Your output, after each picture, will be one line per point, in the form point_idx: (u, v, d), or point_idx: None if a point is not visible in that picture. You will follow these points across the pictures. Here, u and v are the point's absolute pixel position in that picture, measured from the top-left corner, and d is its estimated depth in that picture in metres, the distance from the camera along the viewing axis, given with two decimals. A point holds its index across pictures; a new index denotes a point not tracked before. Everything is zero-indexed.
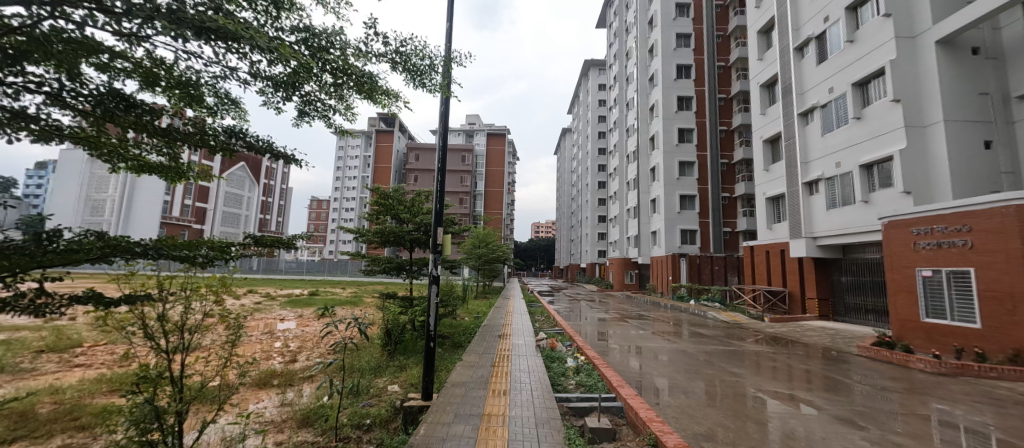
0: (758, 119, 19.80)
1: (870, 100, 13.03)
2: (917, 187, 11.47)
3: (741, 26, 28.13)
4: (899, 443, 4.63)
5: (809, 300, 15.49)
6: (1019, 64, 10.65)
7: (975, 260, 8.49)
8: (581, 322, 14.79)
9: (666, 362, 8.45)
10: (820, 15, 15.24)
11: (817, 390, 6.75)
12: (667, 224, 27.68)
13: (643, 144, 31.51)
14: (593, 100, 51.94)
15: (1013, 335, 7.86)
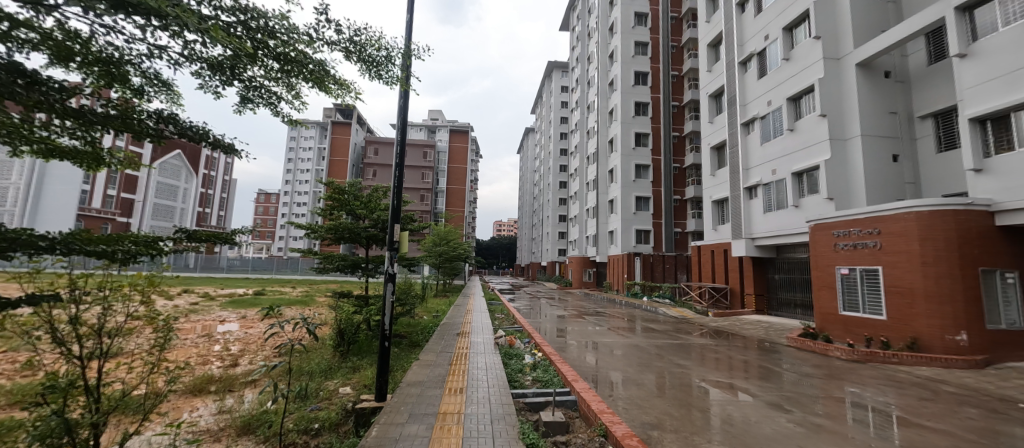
0: (706, 127, 21.09)
1: (802, 114, 14.29)
2: (839, 194, 12.75)
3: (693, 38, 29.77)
4: (819, 423, 5.14)
5: (747, 296, 16.74)
6: (921, 88, 12.17)
7: (883, 259, 9.61)
8: (540, 319, 15.03)
9: (620, 356, 8.81)
10: (761, 33, 16.49)
11: (753, 378, 7.34)
12: (623, 224, 28.77)
13: (603, 146, 32.58)
14: (555, 101, 52.71)
15: (911, 326, 8.95)
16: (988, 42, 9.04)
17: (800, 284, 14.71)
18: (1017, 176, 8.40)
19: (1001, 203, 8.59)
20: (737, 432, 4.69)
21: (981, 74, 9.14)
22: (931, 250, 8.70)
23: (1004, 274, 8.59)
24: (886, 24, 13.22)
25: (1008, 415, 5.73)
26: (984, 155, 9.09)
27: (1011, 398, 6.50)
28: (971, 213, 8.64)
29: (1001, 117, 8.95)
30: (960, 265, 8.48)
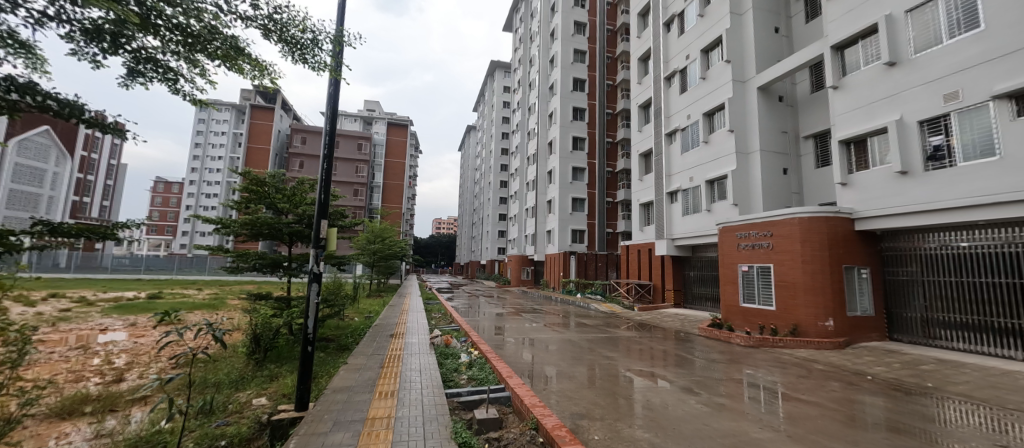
0: (636, 135, 22.62)
1: (715, 128, 15.94)
2: (742, 201, 14.45)
3: (626, 51, 31.74)
4: (722, 402, 5.79)
5: (667, 291, 18.28)
6: (806, 113, 14.24)
7: (775, 258, 11.11)
8: (478, 317, 15.00)
9: (554, 351, 9.12)
10: (683, 53, 18.09)
11: (670, 366, 8.03)
12: (560, 224, 29.78)
13: (542, 148, 33.44)
14: (497, 101, 52.81)
15: (794, 315, 10.47)
16: (854, 78, 10.85)
17: (711, 279, 16.39)
18: (871, 190, 10.18)
19: (860, 212, 10.37)
20: (655, 416, 5.10)
21: (848, 104, 10.95)
22: (809, 251, 10.24)
23: (860, 270, 10.34)
24: (781, 55, 15.23)
25: (862, 386, 6.91)
26: (848, 172, 10.90)
27: (864, 372, 7.86)
28: (838, 219, 10.30)
29: (862, 140, 10.79)
30: (830, 263, 10.07)
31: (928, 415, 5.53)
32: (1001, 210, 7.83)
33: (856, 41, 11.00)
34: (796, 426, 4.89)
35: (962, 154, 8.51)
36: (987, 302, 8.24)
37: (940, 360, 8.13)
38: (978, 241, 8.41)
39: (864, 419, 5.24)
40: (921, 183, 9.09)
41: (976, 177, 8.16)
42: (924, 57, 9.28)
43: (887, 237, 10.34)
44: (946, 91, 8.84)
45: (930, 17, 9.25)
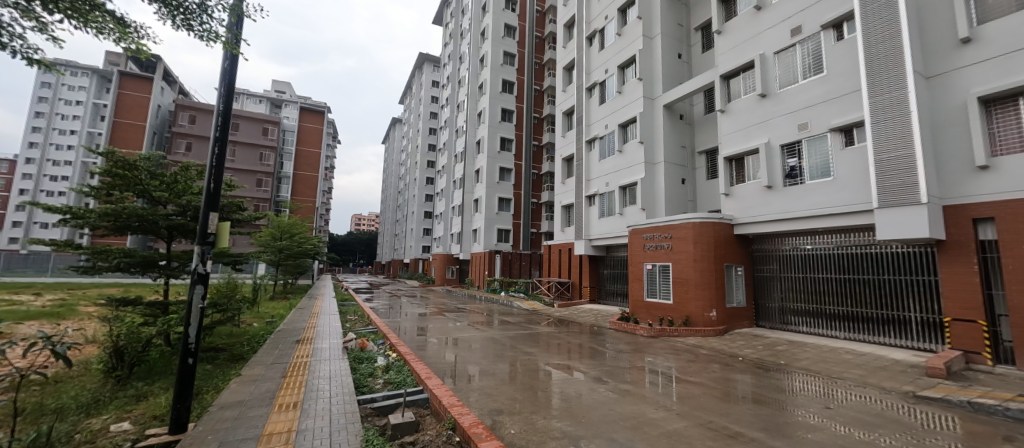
0: (559, 140, 23.67)
1: (628, 139, 17.37)
2: (649, 206, 15.98)
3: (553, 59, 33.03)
4: (627, 389, 6.34)
5: (584, 288, 19.48)
6: (701, 131, 16.20)
7: (673, 257, 12.48)
8: (399, 318, 14.41)
9: (477, 349, 9.14)
10: (603, 67, 19.42)
11: (585, 358, 8.58)
12: (486, 223, 29.85)
13: (470, 147, 33.33)
14: (425, 95, 51.22)
15: (686, 308, 11.87)
16: (737, 104, 12.61)
17: (622, 277, 17.82)
18: (746, 201, 11.94)
19: (739, 219, 12.09)
20: (567, 405, 5.38)
21: (732, 126, 12.69)
22: (699, 251, 11.69)
23: (737, 268, 12.11)
24: (682, 79, 17.14)
25: (737, 367, 8.08)
26: (730, 184, 12.64)
27: (739, 354, 9.20)
28: (721, 224, 11.94)
29: (740, 159, 12.58)
30: (715, 262, 11.63)
31: (783, 388, 6.65)
32: (835, 220, 9.78)
33: (739, 73, 12.84)
34: (684, 405, 5.53)
35: (809, 174, 10.46)
36: (823, 293, 10.25)
37: (792, 341, 9.86)
38: (820, 244, 10.43)
39: (736, 394, 6.16)
40: (783, 197, 10.92)
41: (819, 193, 10.07)
42: (786, 92, 11.18)
43: (755, 241, 12.28)
44: (801, 121, 10.76)
45: (792, 60, 11.24)
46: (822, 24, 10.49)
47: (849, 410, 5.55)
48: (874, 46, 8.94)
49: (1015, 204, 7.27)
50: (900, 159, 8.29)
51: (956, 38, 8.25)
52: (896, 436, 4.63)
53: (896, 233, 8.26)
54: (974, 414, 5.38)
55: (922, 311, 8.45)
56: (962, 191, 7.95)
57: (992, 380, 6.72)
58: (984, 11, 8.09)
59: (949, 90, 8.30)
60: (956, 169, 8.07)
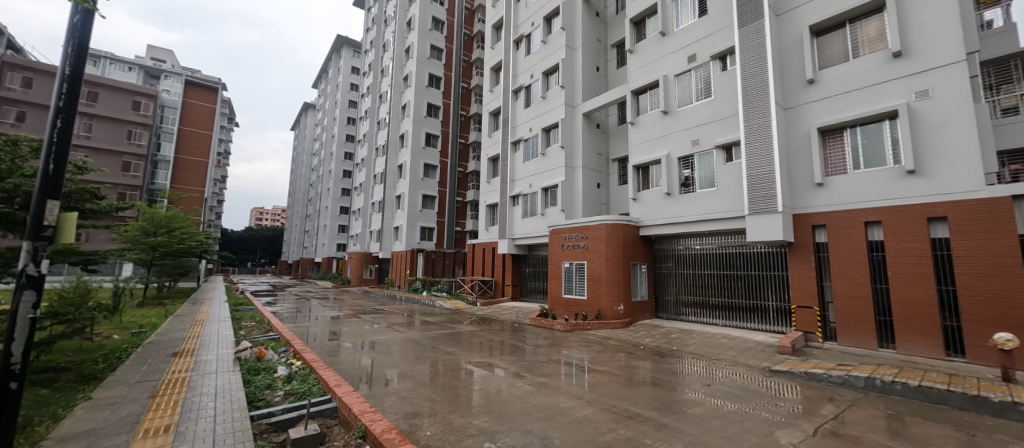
0: (486, 140, 23.72)
1: (551, 143, 18.07)
2: (568, 207, 16.82)
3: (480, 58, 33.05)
4: (543, 382, 6.56)
5: (507, 286, 19.77)
6: (614, 141, 17.48)
7: (588, 256, 13.32)
8: (308, 322, 13.14)
9: (395, 352, 8.73)
10: (528, 72, 19.93)
11: (505, 355, 8.71)
12: (408, 220, 28.62)
13: (392, 141, 31.74)
14: (344, 81, 47.59)
15: (598, 303, 12.71)
16: (644, 118, 13.83)
17: (543, 275, 18.49)
18: (649, 206, 13.18)
19: (644, 221, 13.26)
20: (486, 402, 5.38)
21: (639, 137, 13.90)
22: (611, 251, 12.63)
23: (641, 265, 13.31)
24: (599, 90, 18.34)
25: (640, 355, 8.88)
26: (637, 190, 13.83)
27: (641, 343, 10.14)
28: (629, 226, 13.03)
29: (646, 167, 13.85)
30: (623, 261, 12.65)
31: (676, 371, 7.47)
32: (718, 224, 11.28)
33: (647, 90, 14.09)
34: (594, 393, 5.90)
35: (699, 184, 11.93)
36: (708, 287, 11.73)
37: (684, 330, 11.14)
38: (706, 244, 11.94)
39: (638, 380, 6.76)
40: (679, 202, 12.29)
41: (707, 200, 11.52)
42: (684, 110, 12.57)
43: (656, 242, 13.62)
44: (694, 137, 12.23)
45: (689, 83, 12.70)
46: (712, 55, 12.03)
47: (725, 386, 6.43)
48: (749, 78, 10.52)
49: (839, 214, 9.18)
50: (765, 173, 9.91)
51: (805, 79, 10.09)
52: (757, 404, 5.49)
53: (761, 236, 9.81)
54: (809, 382, 6.62)
55: (778, 300, 10.18)
56: (807, 203, 9.75)
57: (821, 354, 8.36)
58: (824, 59, 10.02)
59: (801, 120, 10.11)
60: (802, 185, 9.87)
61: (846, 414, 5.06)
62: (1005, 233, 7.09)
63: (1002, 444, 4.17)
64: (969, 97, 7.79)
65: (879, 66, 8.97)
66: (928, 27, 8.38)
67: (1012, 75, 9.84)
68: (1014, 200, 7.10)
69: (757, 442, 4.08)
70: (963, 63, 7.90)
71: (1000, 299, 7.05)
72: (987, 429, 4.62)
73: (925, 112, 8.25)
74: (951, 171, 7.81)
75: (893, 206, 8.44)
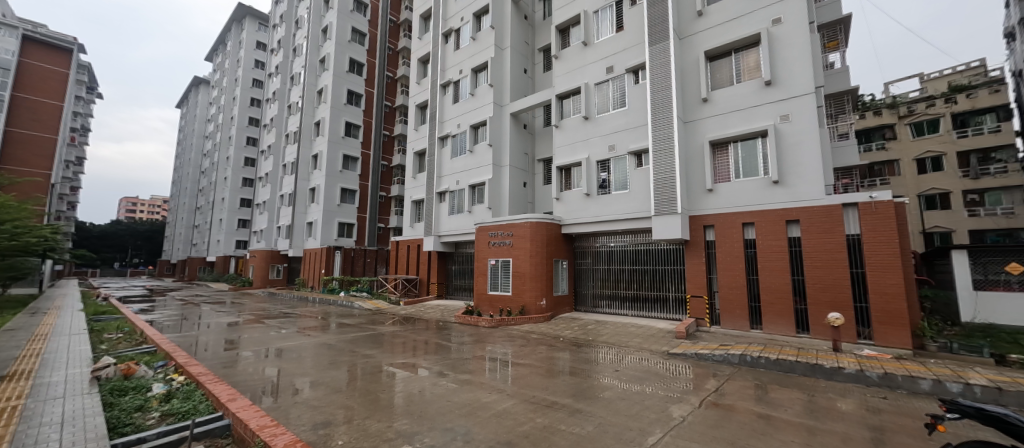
0: (412, 133, 22.81)
1: (479, 140, 18.05)
2: (495, 204, 16.92)
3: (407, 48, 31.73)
4: (467, 378, 6.53)
5: (432, 284, 19.12)
6: (540, 141, 18.02)
7: (513, 254, 13.60)
8: (197, 331, 11.41)
9: (306, 358, 8.00)
10: (457, 67, 19.64)
11: (429, 354, 8.51)
12: (324, 215, 26.35)
13: (305, 128, 28.95)
14: (246, 57, 42.13)
15: (522, 299, 13.04)
16: (567, 122, 14.47)
17: (469, 272, 18.38)
18: (571, 205, 13.85)
19: (566, 220, 13.89)
20: (407, 403, 5.20)
21: (563, 139, 14.51)
22: (535, 248, 13.05)
23: (562, 262, 13.94)
24: (527, 91, 18.77)
25: (560, 346, 9.31)
26: (560, 190, 14.43)
27: (560, 336, 10.64)
28: (552, 225, 13.55)
29: (568, 169, 14.49)
30: (546, 258, 13.14)
31: (590, 359, 7.98)
32: (631, 223, 12.27)
33: (571, 95, 14.76)
34: (516, 386, 6.03)
35: (615, 187, 12.86)
36: (621, 281, 12.69)
37: (599, 321, 11.93)
38: (619, 242, 12.92)
39: (557, 370, 7.07)
40: (597, 203, 13.12)
41: (621, 202, 12.47)
42: (603, 117, 13.43)
43: (576, 239, 14.37)
44: (611, 143, 13.13)
45: (607, 92, 13.59)
46: (628, 68, 12.99)
47: (632, 370, 7.05)
48: (657, 92, 11.61)
49: (724, 216, 10.61)
50: (667, 178, 11.05)
51: (700, 97, 11.45)
52: (657, 384, 6.12)
53: (664, 234, 10.91)
54: (698, 361, 7.57)
55: (676, 292, 11.41)
56: (700, 206, 11.08)
57: (709, 336, 9.60)
58: (715, 81, 11.46)
59: (697, 133, 11.45)
60: (697, 190, 11.20)
61: (724, 387, 5.90)
62: (836, 232, 8.91)
63: (832, 401, 5.20)
64: (816, 123, 9.57)
65: (756, 91, 10.53)
66: (789, 63, 10.08)
67: (845, 107, 12.26)
68: (843, 207, 8.93)
69: (655, 417, 4.55)
70: (813, 95, 9.66)
71: (833, 285, 8.81)
72: (822, 390, 5.72)
73: (786, 133, 9.93)
74: (803, 182, 9.52)
75: (762, 210, 10.02)
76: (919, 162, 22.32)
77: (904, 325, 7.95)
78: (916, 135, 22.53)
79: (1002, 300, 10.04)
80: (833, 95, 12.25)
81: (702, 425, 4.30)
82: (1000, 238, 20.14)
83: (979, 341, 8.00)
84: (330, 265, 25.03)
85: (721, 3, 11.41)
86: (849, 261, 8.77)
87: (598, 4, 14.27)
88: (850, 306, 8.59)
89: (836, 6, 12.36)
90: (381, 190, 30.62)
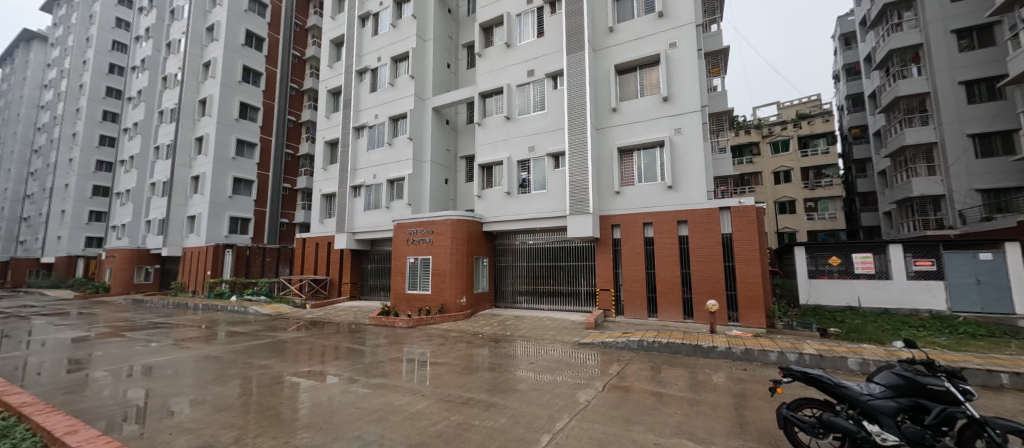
0: (322, 121, 20.98)
1: (398, 133, 17.33)
2: (415, 200, 16.41)
3: (317, 27, 29.04)
4: (380, 382, 6.26)
5: (344, 285, 17.87)
6: (463, 138, 17.93)
7: (432, 251, 13.34)
8: (27, 350, 9.15)
9: (184, 374, 6.93)
10: (375, 54, 18.57)
11: (338, 360, 7.96)
12: (211, 209, 22.95)
13: (185, 105, 24.82)
14: (104, 13, 34.53)
15: (441, 297, 12.85)
16: (489, 121, 14.61)
17: (386, 271, 17.55)
18: (492, 203, 14.01)
19: (486, 218, 14.02)
20: (311, 414, 4.82)
21: (485, 138, 14.60)
22: (455, 245, 12.97)
23: (483, 259, 14.05)
24: (450, 86, 18.51)
25: (479, 343, 9.39)
26: (482, 188, 14.52)
27: (480, 332, 10.75)
28: (473, 222, 13.57)
29: (490, 167, 14.65)
30: (466, 255, 13.13)
31: (508, 353, 8.22)
32: (547, 222, 12.86)
33: (493, 94, 14.92)
34: (432, 386, 5.98)
35: (534, 186, 13.36)
36: (538, 277, 13.24)
37: (518, 317, 12.33)
38: (537, 240, 13.43)
39: (475, 367, 7.15)
40: (517, 202, 13.48)
41: (540, 201, 12.99)
42: (525, 118, 13.85)
43: (497, 237, 14.57)
44: (531, 144, 13.60)
45: (528, 95, 14.02)
46: (547, 73, 13.56)
47: (545, 361, 7.44)
48: (574, 99, 12.31)
49: (628, 216, 11.69)
50: (581, 180, 11.81)
51: (610, 106, 12.44)
52: (567, 372, 6.54)
53: (577, 232, 11.64)
54: (604, 349, 8.27)
55: (587, 286, 12.27)
56: (608, 206, 12.04)
57: (615, 326, 10.52)
58: (623, 93, 12.55)
59: (607, 139, 12.42)
60: (606, 192, 12.16)
61: (624, 370, 6.56)
62: (714, 231, 10.43)
63: (708, 375, 6.08)
64: (701, 137, 11.05)
65: (656, 105, 11.78)
66: (682, 83, 11.47)
67: (723, 125, 14.33)
68: (720, 210, 10.47)
69: (564, 404, 4.87)
70: (699, 112, 11.14)
71: (710, 276, 10.30)
72: (701, 366, 6.66)
73: (679, 144, 11.30)
74: (691, 188, 10.95)
75: (659, 212, 11.27)
76: (775, 174, 27.09)
77: (761, 308, 9.65)
78: (774, 152, 27.25)
79: (828, 286, 12.65)
80: (716, 114, 14.22)
81: (604, 407, 4.72)
82: (828, 237, 25.43)
83: (811, 319, 10.03)
84: (221, 266, 21.96)
85: (629, 22, 12.52)
86: (723, 256, 10.32)
87: (521, 8, 14.62)
88: (723, 294, 10.13)
89: (719, 38, 14.36)
90: (284, 182, 27.61)
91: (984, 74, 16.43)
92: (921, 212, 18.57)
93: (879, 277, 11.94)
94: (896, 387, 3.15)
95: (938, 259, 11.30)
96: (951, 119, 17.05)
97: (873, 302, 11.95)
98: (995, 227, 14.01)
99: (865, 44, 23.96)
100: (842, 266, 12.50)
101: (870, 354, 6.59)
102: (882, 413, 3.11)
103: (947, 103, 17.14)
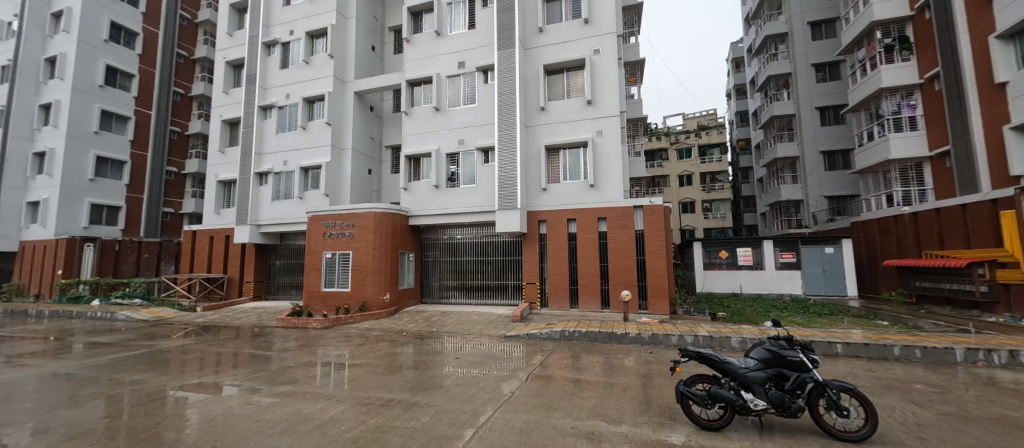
0: (220, 97, 18.46)
1: (313, 117, 15.99)
2: (333, 192, 15.32)
3: None
4: (290, 390, 5.78)
5: (245, 284, 16.07)
6: (388, 127, 17.13)
7: (353, 246, 12.59)
8: None
9: (21, 397, 5.67)
10: (286, 27, 16.82)
11: (236, 369, 7.14)
12: (62, 193, 18.91)
13: (25, 63, 20.14)
14: None
15: (362, 294, 12.24)
16: (418, 111, 14.15)
17: (298, 268, 16.14)
18: (419, 196, 13.61)
19: (412, 211, 13.57)
20: (201, 432, 4.29)
21: (412, 128, 14.11)
22: (378, 240, 12.39)
23: (409, 254, 13.63)
24: (374, 71, 17.52)
25: (402, 341, 9.14)
26: (408, 180, 14.03)
27: (403, 330, 10.44)
28: (398, 216, 13.08)
29: (417, 159, 14.21)
30: (390, 250, 12.61)
31: (432, 350, 8.11)
32: (475, 217, 12.90)
33: (421, 84, 14.47)
34: (350, 389, 5.70)
35: (462, 180, 13.31)
36: (465, 271, 13.25)
37: (444, 312, 12.22)
38: (465, 234, 13.41)
39: (397, 367, 6.94)
40: (444, 196, 13.29)
41: (468, 195, 12.98)
42: (453, 110, 13.69)
43: (424, 231, 14.21)
44: (460, 138, 13.50)
45: (458, 87, 13.88)
46: (477, 66, 13.50)
47: (470, 356, 7.49)
48: (503, 95, 12.46)
49: (554, 213, 12.18)
50: (509, 176, 12.04)
51: (538, 105, 12.84)
52: (492, 366, 6.70)
53: (505, 227, 11.86)
54: (528, 340, 8.59)
55: (514, 279, 12.59)
56: (535, 203, 12.44)
57: (539, 318, 10.96)
58: (550, 94, 13.04)
59: (534, 137, 12.80)
60: (533, 189, 12.55)
61: (546, 360, 6.90)
62: (628, 228, 11.40)
63: (621, 360, 6.66)
64: (619, 140, 11.95)
65: (581, 107, 12.43)
66: (604, 88, 12.27)
67: (638, 130, 15.62)
68: (634, 209, 11.46)
69: (487, 397, 4.98)
70: (617, 117, 12.02)
71: (625, 269, 11.26)
72: (614, 352, 7.27)
73: (600, 146, 12.08)
74: (610, 187, 11.79)
75: (581, 208, 11.94)
76: (679, 178, 30.25)
77: (665, 297, 10.80)
78: (679, 158, 30.38)
79: (719, 276, 14.51)
80: (632, 120, 15.49)
81: (526, 396, 4.94)
82: (718, 234, 29.17)
83: (705, 305, 11.48)
84: (77, 265, 18.34)
85: (557, 25, 13.02)
86: (636, 250, 11.33)
87: None
88: (635, 285, 11.14)
89: (636, 49, 15.61)
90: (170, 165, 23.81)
91: (832, 102, 20.16)
92: (786, 213, 22.16)
93: (757, 268, 14.05)
94: (765, 360, 3.79)
95: (798, 251, 13.72)
96: (811, 136, 20.50)
97: (752, 289, 14.01)
98: (836, 226, 17.24)
99: (751, 67, 27.77)
100: (729, 259, 14.46)
101: (747, 333, 7.76)
102: (755, 382, 3.71)
103: (808, 122, 20.60)
